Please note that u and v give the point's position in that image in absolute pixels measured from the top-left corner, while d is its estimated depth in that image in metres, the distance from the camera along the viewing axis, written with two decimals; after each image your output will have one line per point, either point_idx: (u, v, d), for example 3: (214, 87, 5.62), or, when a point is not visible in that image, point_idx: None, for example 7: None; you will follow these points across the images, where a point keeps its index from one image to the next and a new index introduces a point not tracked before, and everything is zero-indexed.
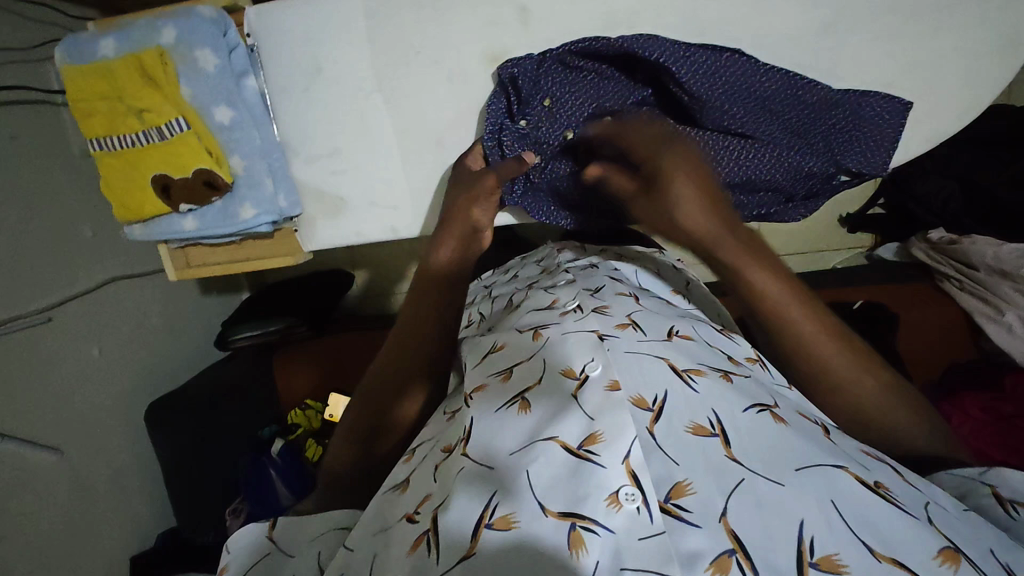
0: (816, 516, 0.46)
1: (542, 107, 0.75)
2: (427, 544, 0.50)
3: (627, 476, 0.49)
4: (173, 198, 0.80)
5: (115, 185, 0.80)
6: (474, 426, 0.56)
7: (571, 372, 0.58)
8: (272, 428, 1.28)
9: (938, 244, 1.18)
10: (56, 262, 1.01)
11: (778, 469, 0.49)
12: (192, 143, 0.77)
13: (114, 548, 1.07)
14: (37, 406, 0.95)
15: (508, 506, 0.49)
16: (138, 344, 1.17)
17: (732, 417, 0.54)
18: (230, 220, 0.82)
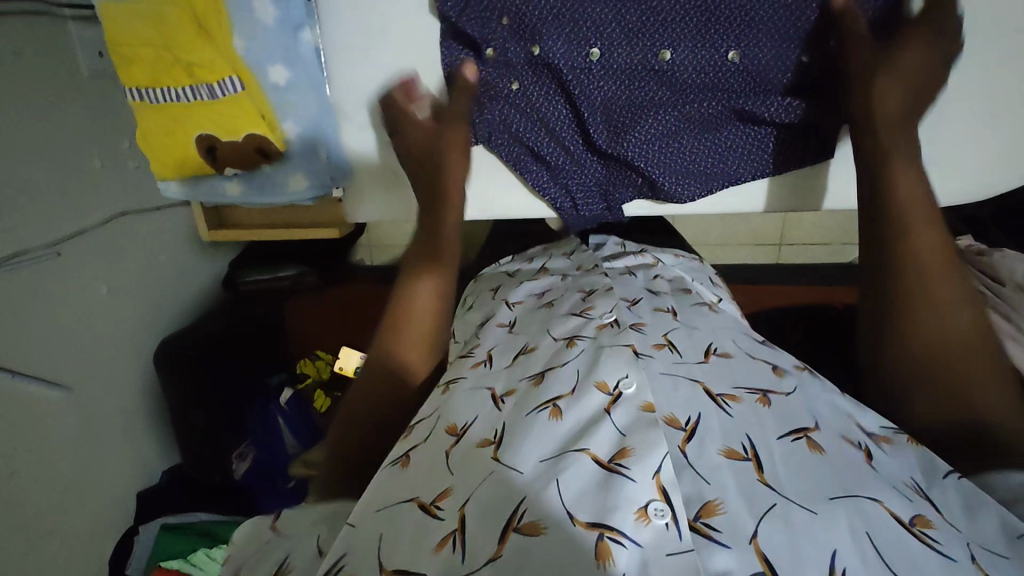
0: (853, 552, 0.43)
1: (525, 48, 0.69)
2: (454, 542, 0.47)
3: (655, 491, 0.46)
4: (218, 160, 0.76)
5: (153, 138, 0.76)
6: (505, 430, 0.54)
7: (602, 386, 0.56)
8: (279, 376, 1.27)
9: (965, 253, 1.15)
10: (66, 193, 0.95)
11: (811, 497, 0.47)
12: (245, 105, 0.73)
13: (122, 482, 1.08)
14: (46, 342, 0.92)
15: (536, 512, 0.46)
16: (147, 282, 1.13)
17: (765, 442, 0.51)
18: (280, 189, 0.79)
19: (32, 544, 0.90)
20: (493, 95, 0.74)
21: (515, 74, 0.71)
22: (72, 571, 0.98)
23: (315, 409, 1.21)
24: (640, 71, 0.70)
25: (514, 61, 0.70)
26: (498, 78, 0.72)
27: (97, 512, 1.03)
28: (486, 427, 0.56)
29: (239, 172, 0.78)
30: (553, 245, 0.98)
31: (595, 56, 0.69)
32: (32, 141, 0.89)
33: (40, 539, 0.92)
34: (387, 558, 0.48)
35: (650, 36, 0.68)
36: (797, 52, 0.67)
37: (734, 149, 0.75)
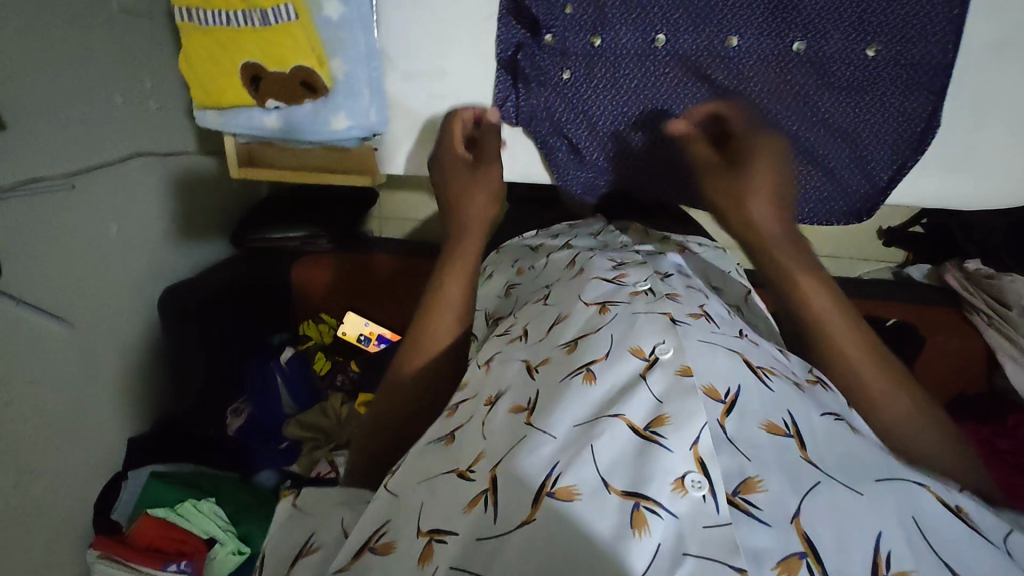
0: (898, 534, 0.42)
1: (586, 38, 0.68)
2: (485, 502, 0.47)
3: (694, 463, 0.45)
4: (261, 92, 0.76)
5: (203, 62, 0.77)
6: (539, 398, 0.53)
7: (638, 352, 0.55)
8: (283, 336, 1.28)
9: (974, 275, 1.16)
10: (85, 126, 0.94)
11: (856, 479, 0.46)
12: (296, 36, 0.70)
13: (116, 427, 1.06)
14: (53, 275, 0.91)
15: (572, 476, 0.45)
16: (156, 228, 1.11)
17: (808, 421, 0.50)
18: (321, 127, 0.75)
19: (21, 477, 0.89)
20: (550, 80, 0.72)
21: (569, 63, 0.70)
22: (57, 508, 0.97)
23: (314, 370, 1.22)
24: (701, 61, 0.67)
25: (570, 50, 0.69)
26: (552, 66, 0.71)
27: (88, 454, 1.01)
28: (519, 394, 0.55)
29: (279, 107, 0.76)
30: (577, 225, 0.97)
31: (660, 42, 0.67)
32: (57, 68, 0.88)
33: (30, 473, 0.91)
34: (423, 521, 0.49)
35: (715, 22, 0.64)
36: (866, 45, 0.62)
37: None
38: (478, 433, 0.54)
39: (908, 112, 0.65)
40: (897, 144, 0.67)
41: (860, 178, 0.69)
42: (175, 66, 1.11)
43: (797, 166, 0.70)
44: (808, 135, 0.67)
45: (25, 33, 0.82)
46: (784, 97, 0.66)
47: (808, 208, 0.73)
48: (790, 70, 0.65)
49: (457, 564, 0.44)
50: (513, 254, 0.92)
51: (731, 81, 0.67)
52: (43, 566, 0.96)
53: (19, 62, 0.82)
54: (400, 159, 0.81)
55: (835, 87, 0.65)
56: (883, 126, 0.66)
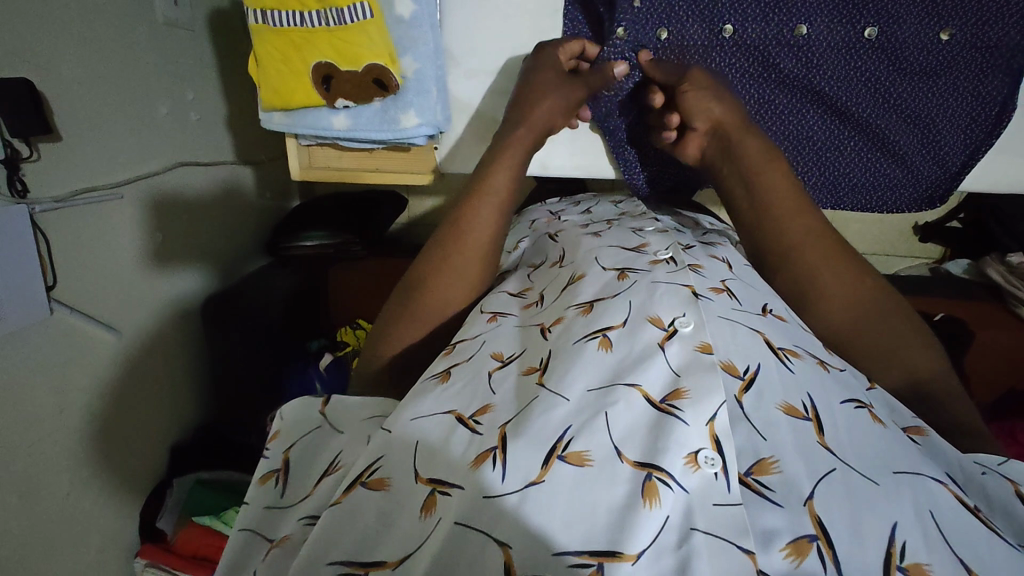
0: (913, 525, 0.39)
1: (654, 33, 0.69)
2: (494, 459, 0.42)
3: (708, 439, 0.43)
4: (332, 91, 0.73)
5: (268, 62, 0.74)
6: (552, 356, 0.51)
7: (656, 321, 0.52)
8: (319, 341, 1.24)
9: (1018, 268, 1.11)
10: (132, 136, 0.94)
11: (874, 468, 0.43)
12: (370, 35, 0.69)
13: (160, 436, 1.07)
14: (102, 284, 0.92)
15: (585, 442, 0.42)
16: (197, 235, 1.12)
17: (827, 404, 0.48)
18: (389, 125, 0.75)
19: (73, 486, 0.90)
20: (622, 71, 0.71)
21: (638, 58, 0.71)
22: (105, 516, 0.97)
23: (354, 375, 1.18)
24: (771, 51, 0.67)
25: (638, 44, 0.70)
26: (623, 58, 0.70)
27: (135, 463, 1.01)
28: (532, 356, 0.53)
29: (349, 106, 0.75)
30: (601, 194, 0.93)
31: (728, 33, 0.67)
32: (108, 79, 0.89)
33: (81, 482, 0.91)
34: (422, 467, 0.45)
35: (785, 11, 0.65)
36: (939, 29, 0.63)
37: (847, 155, 0.71)
38: (482, 388, 0.51)
39: (980, 96, 0.65)
40: (971, 126, 0.67)
41: (931, 164, 0.70)
42: (213, 76, 1.12)
43: (865, 151, 0.71)
44: (880, 120, 0.68)
45: (80, 46, 0.84)
46: (852, 84, 0.67)
47: (875, 193, 0.73)
48: (860, 56, 0.66)
49: (458, 518, 0.40)
50: (534, 215, 0.90)
51: (801, 70, 0.67)
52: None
53: (73, 74, 0.83)
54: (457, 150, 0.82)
55: (906, 72, 0.65)
56: (955, 111, 0.66)
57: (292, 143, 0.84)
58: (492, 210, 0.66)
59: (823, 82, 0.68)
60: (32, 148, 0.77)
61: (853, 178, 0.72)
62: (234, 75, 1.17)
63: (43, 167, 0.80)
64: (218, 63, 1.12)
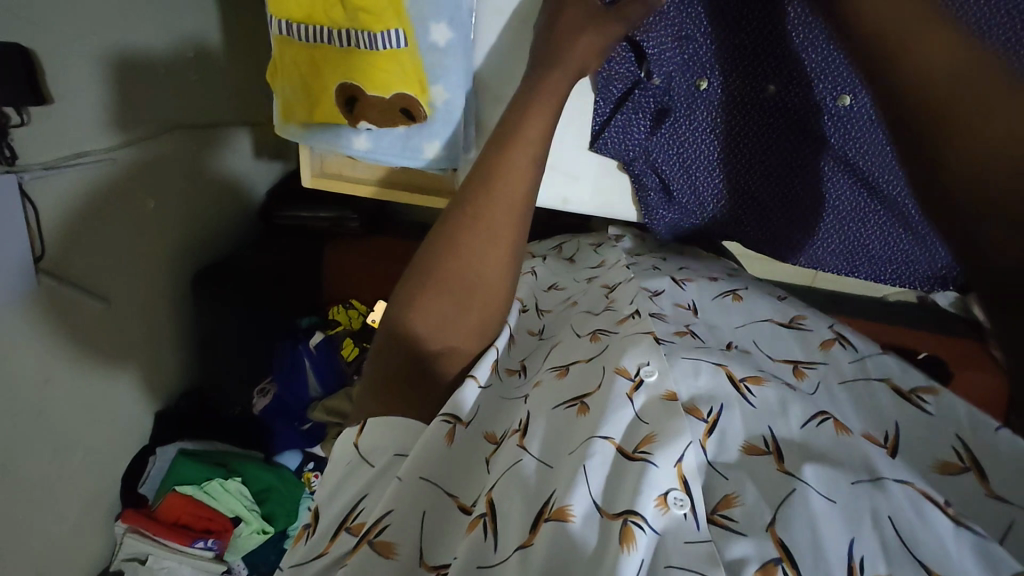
0: (868, 539, 0.38)
1: (691, 82, 0.58)
2: (486, 526, 0.44)
3: (677, 480, 0.42)
4: (354, 113, 0.65)
5: (288, 75, 0.66)
6: (531, 417, 0.50)
7: (623, 372, 0.50)
8: (311, 318, 1.22)
9: None
10: (128, 98, 0.89)
11: (830, 482, 0.41)
12: (403, 62, 0.61)
13: (145, 402, 1.06)
14: (90, 253, 0.89)
15: (566, 496, 0.42)
16: (193, 202, 1.07)
17: (789, 429, 0.46)
18: (411, 155, 0.68)
19: (56, 453, 0.89)
20: (642, 117, 0.60)
21: (672, 106, 0.59)
22: (87, 483, 0.97)
23: (342, 356, 1.17)
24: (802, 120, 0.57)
25: (675, 90, 0.59)
26: (649, 100, 0.59)
27: (118, 428, 1.01)
28: (511, 418, 0.52)
29: (371, 128, 0.67)
30: (580, 235, 0.89)
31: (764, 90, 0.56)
32: (103, 37, 0.83)
33: (64, 449, 0.91)
34: (431, 552, 0.45)
35: (830, 79, 0.53)
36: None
37: (872, 241, 0.61)
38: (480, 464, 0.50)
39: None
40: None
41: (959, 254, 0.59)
42: (216, 31, 1.04)
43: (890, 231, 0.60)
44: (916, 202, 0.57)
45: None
46: (890, 162, 0.56)
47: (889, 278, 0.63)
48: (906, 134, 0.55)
49: None
50: None
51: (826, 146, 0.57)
52: (76, 536, 0.97)
53: (66, 32, 0.77)
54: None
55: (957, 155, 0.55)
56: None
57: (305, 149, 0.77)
58: (509, 221, 0.54)
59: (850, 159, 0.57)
60: (22, 113, 0.73)
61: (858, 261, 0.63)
62: (239, 30, 1.09)
63: (35, 132, 0.76)
64: (222, 17, 1.04)
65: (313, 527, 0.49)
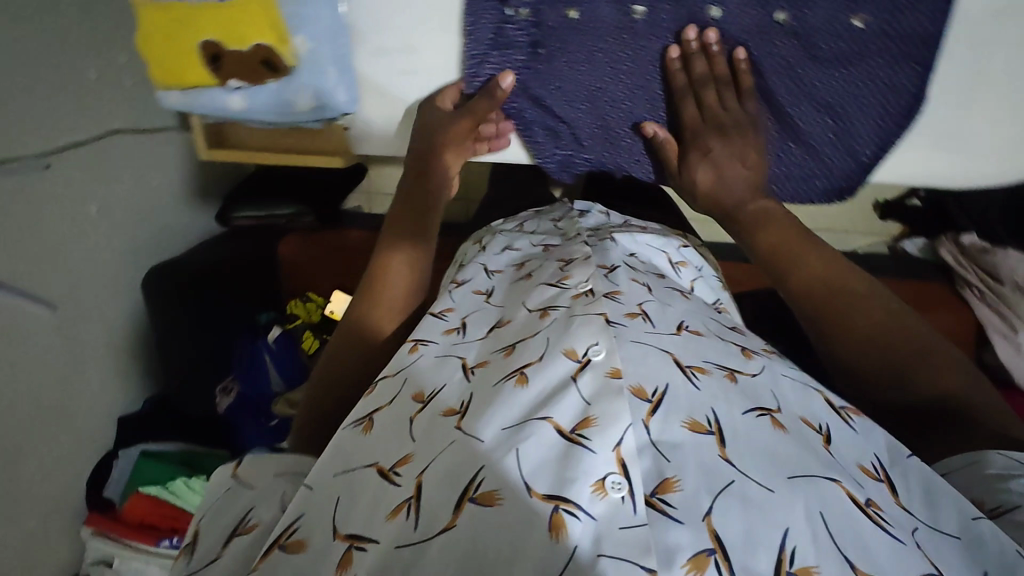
0: (802, 531, 0.40)
1: (563, 11, 0.65)
2: (408, 511, 0.44)
3: (615, 464, 0.43)
4: (222, 70, 0.71)
5: (156, 40, 0.72)
6: (471, 400, 0.50)
7: (571, 353, 0.51)
8: (269, 313, 1.23)
9: (969, 249, 1.14)
10: (59, 105, 0.90)
11: (771, 474, 0.43)
12: (253, 12, 0.67)
13: (104, 403, 1.07)
14: (32, 259, 0.89)
15: (495, 480, 0.43)
16: (138, 207, 1.09)
17: (731, 414, 0.47)
18: (286, 109, 0.73)
19: (14, 456, 0.90)
20: (515, 51, 0.68)
21: (546, 39, 0.66)
22: (47, 488, 0.98)
23: (303, 349, 1.17)
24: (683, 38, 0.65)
25: (546, 23, 0.65)
26: (523, 37, 0.67)
27: (76, 434, 1.02)
28: (452, 397, 0.52)
29: (241, 86, 0.73)
30: (541, 214, 0.92)
31: (638, 14, 0.64)
32: (27, 45, 0.84)
33: (20, 455, 0.91)
34: (342, 523, 0.46)
35: None
36: (852, 14, 0.61)
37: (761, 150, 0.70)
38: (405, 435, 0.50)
39: (888, 85, 0.64)
40: (882, 120, 0.66)
41: (843, 154, 0.69)
42: None
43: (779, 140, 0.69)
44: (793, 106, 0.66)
45: None
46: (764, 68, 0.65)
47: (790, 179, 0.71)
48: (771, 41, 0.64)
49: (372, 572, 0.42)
50: (475, 237, 0.88)
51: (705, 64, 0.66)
52: (40, 542, 0.98)
53: None
54: (371, 139, 0.77)
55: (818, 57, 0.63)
56: (862, 99, 0.65)
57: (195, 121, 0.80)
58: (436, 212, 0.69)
59: (733, 70, 0.65)
60: None
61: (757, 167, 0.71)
62: None
63: None
64: None
65: (193, 550, 0.49)
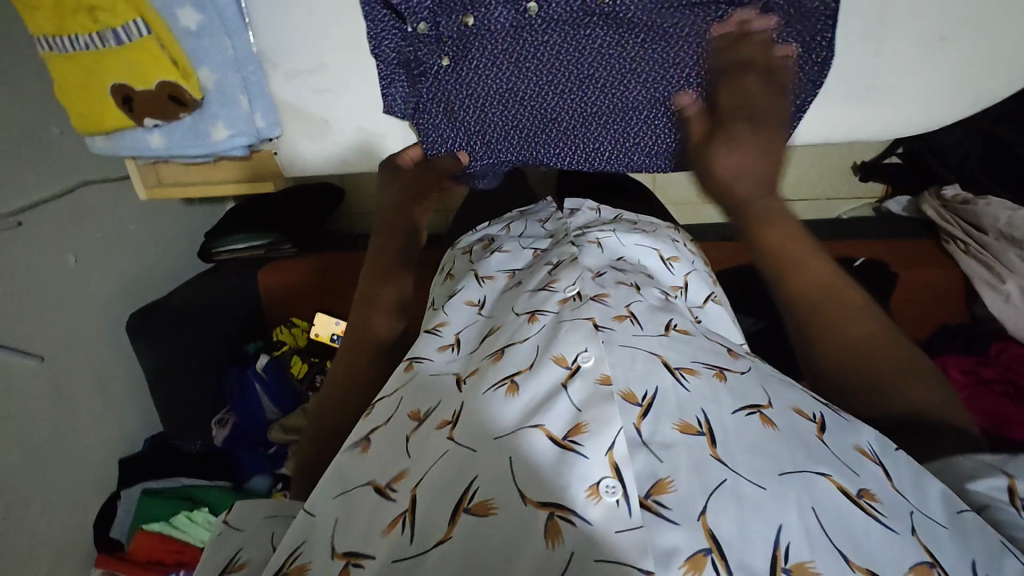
0: (796, 525, 0.34)
1: (458, 19, 0.60)
2: (404, 523, 0.39)
3: (609, 468, 0.38)
4: (135, 111, 0.69)
5: (68, 88, 0.69)
6: (464, 410, 0.44)
7: (560, 360, 0.45)
8: (256, 343, 1.25)
9: (951, 202, 1.11)
10: (26, 163, 0.93)
11: (760, 469, 0.37)
12: (153, 51, 0.64)
13: (100, 447, 1.10)
14: (12, 314, 0.92)
15: (489, 489, 0.39)
16: (117, 252, 1.12)
17: (720, 415, 0.41)
18: (202, 140, 0.72)
19: (12, 506, 0.92)
20: (416, 69, 0.65)
21: (447, 49, 0.62)
22: (54, 533, 1.00)
23: (292, 374, 1.19)
24: (582, 24, 0.60)
25: (445, 36, 0.61)
26: (430, 54, 0.63)
27: (79, 478, 1.05)
28: (449, 406, 0.46)
29: (159, 124, 0.71)
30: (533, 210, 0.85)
31: (533, 11, 0.59)
32: None
33: (22, 504, 0.94)
34: (340, 541, 0.41)
35: None
36: None
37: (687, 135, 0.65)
38: (399, 448, 0.45)
39: (807, 40, 0.59)
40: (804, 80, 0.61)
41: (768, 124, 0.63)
42: None
43: None
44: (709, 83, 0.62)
45: None
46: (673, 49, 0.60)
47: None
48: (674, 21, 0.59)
49: None
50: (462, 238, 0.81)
51: (611, 47, 0.61)
52: None
53: None
54: (297, 161, 0.77)
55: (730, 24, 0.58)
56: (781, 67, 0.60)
57: (132, 163, 0.81)
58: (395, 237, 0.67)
59: (644, 58, 0.61)
60: None
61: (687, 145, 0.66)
62: None
63: None
64: None
65: None
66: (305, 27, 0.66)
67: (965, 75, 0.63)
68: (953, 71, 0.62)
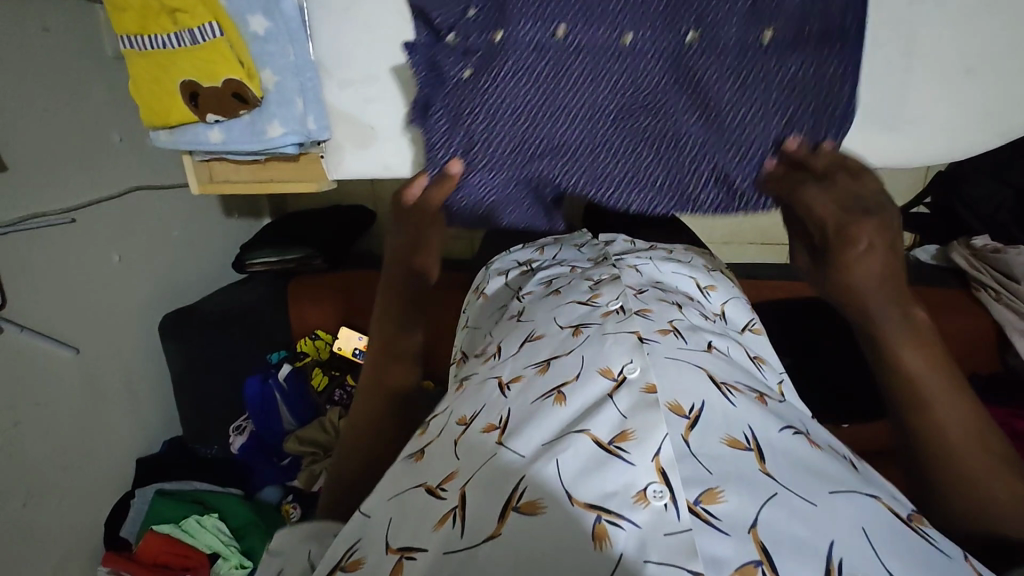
0: (848, 539, 0.34)
1: (488, 35, 0.61)
2: (455, 519, 0.39)
3: (655, 474, 0.38)
4: (200, 107, 0.75)
5: (143, 84, 0.76)
6: (511, 416, 0.45)
7: (606, 372, 0.46)
8: (280, 354, 1.25)
9: (982, 251, 1.09)
10: (85, 164, 0.99)
11: (811, 487, 0.37)
12: (223, 51, 0.70)
13: (120, 445, 1.11)
14: (55, 304, 0.96)
15: (537, 490, 0.38)
16: (158, 255, 1.17)
17: (770, 434, 0.42)
18: (257, 137, 0.76)
19: (32, 494, 0.94)
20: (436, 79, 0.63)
21: (471, 60, 0.61)
22: (67, 526, 1.01)
23: (313, 386, 1.20)
24: (602, 59, 0.61)
25: (472, 48, 0.61)
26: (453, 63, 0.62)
27: (97, 473, 1.07)
28: (493, 411, 0.47)
29: (220, 120, 0.76)
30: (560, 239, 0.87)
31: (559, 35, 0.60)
32: (56, 111, 0.94)
33: (41, 493, 0.95)
34: (393, 536, 0.40)
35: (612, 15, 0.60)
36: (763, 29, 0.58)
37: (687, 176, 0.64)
38: (445, 450, 0.45)
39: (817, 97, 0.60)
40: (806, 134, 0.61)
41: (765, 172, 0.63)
42: None
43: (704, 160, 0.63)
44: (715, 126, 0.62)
45: (25, 80, 0.89)
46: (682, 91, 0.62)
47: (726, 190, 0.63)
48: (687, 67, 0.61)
49: None
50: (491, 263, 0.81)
51: (635, 72, 0.62)
52: None
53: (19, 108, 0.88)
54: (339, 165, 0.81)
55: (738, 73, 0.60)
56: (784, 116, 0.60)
57: (187, 159, 0.86)
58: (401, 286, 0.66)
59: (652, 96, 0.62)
60: None
61: (704, 175, 0.63)
62: None
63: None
64: None
65: None
66: (358, 44, 0.71)
67: (991, 111, 0.64)
68: (979, 106, 0.64)
